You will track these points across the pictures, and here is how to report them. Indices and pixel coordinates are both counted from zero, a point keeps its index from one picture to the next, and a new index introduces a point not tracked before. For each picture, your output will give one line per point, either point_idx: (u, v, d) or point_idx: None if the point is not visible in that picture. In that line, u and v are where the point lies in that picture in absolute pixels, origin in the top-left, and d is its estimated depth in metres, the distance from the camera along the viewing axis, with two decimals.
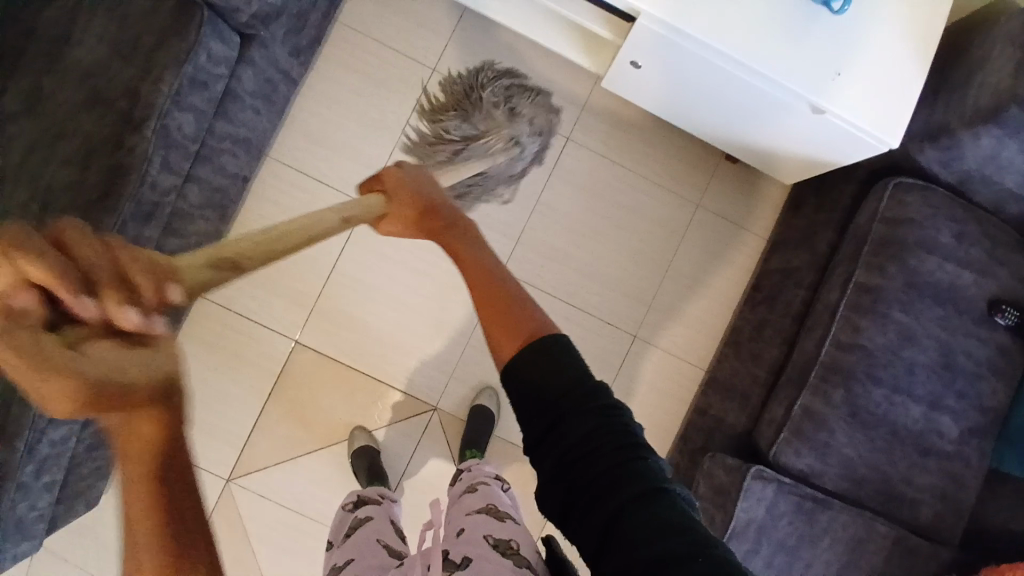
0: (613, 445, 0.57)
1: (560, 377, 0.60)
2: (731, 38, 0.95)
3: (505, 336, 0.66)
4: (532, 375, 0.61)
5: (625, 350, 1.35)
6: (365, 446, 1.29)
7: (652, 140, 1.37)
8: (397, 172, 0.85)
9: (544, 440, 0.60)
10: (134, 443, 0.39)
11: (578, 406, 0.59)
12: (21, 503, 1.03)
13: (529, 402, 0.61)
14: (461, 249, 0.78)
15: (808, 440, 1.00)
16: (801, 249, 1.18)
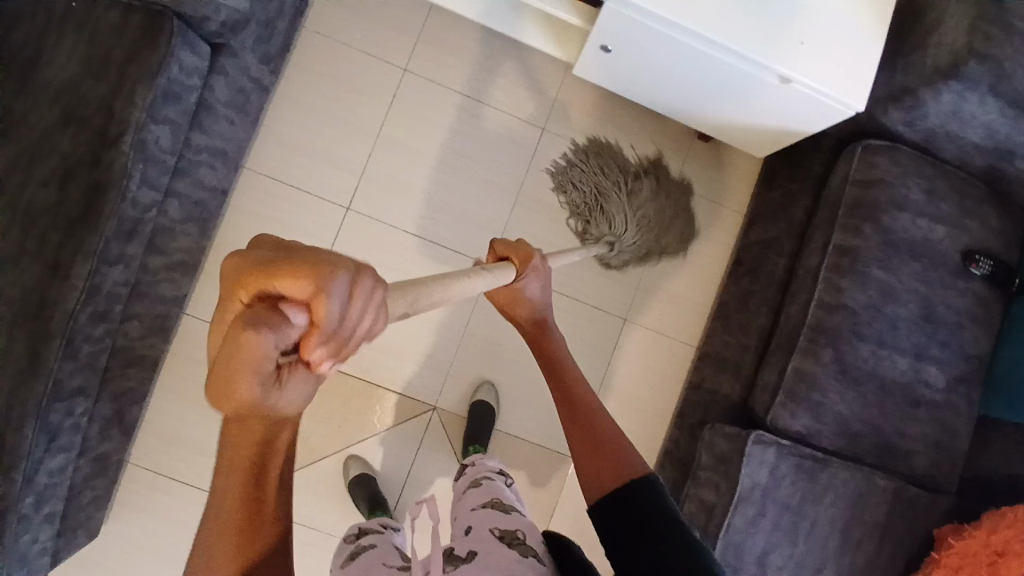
0: (693, 558, 0.67)
1: (658, 512, 0.71)
2: (696, 15, 0.97)
3: (609, 472, 0.77)
4: (635, 507, 0.72)
5: (616, 333, 1.37)
6: (363, 475, 1.28)
7: (624, 126, 1.41)
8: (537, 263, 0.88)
9: (640, 565, 0.68)
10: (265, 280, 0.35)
11: (666, 526, 0.70)
12: (23, 536, 1.01)
13: (625, 526, 0.71)
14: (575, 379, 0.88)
15: (802, 401, 1.02)
16: (778, 219, 1.21)
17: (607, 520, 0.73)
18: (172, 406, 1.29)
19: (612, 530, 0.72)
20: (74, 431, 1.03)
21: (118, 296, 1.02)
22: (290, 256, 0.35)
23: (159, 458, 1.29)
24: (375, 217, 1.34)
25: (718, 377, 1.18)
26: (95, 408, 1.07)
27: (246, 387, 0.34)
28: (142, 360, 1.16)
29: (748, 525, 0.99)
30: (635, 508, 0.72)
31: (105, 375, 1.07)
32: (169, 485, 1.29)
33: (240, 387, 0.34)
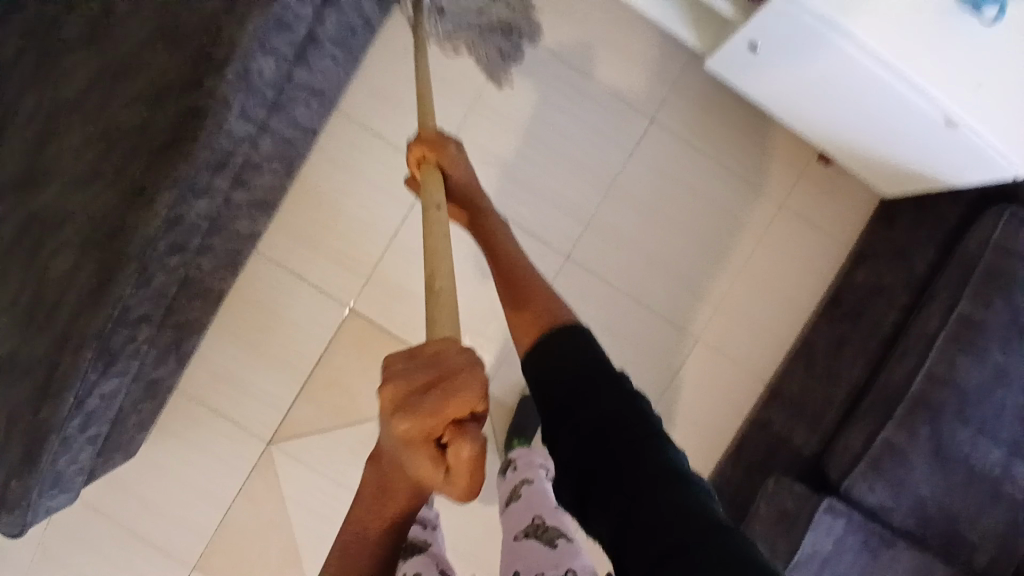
0: (634, 426, 0.60)
1: (590, 368, 0.64)
2: (879, 31, 0.88)
3: (533, 324, 0.71)
4: (565, 369, 0.64)
5: (683, 351, 1.28)
6: None
7: (744, 132, 1.28)
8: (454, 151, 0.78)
9: (567, 420, 0.63)
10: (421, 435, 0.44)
11: (604, 388, 0.62)
12: (62, 458, 0.98)
13: (560, 391, 0.64)
14: (501, 248, 0.80)
15: (885, 475, 0.97)
16: (894, 267, 1.12)
17: (537, 371, 0.67)
18: (221, 341, 1.26)
19: (542, 385, 0.66)
20: (132, 357, 0.99)
21: (197, 229, 0.96)
22: (429, 412, 0.43)
23: (204, 390, 1.27)
24: None
25: (791, 425, 1.13)
26: (155, 337, 1.03)
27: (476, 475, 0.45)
28: (206, 294, 1.13)
29: None
30: (558, 358, 0.65)
31: (172, 305, 1.03)
32: (209, 419, 1.27)
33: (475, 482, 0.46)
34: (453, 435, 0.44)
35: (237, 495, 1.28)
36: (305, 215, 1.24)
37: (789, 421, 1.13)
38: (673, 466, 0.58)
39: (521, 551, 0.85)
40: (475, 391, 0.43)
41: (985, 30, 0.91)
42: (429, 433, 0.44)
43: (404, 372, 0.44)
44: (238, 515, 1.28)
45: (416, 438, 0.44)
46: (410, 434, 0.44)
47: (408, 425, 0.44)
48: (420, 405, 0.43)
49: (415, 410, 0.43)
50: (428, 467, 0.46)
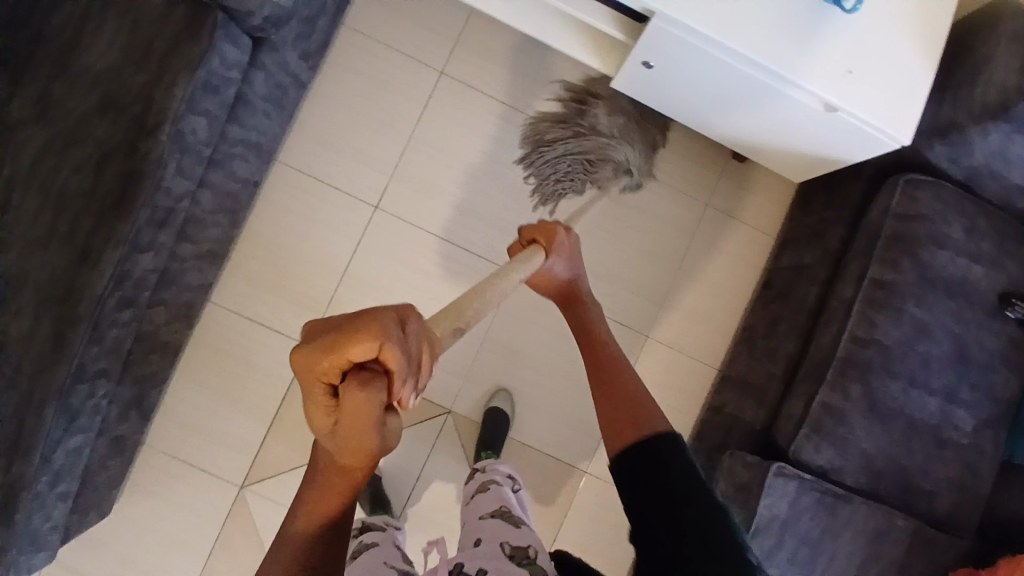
0: (713, 524, 0.65)
1: (681, 474, 0.69)
2: (751, 42, 0.95)
3: (631, 419, 0.74)
4: (658, 461, 0.70)
5: (636, 349, 1.34)
6: (369, 472, 1.28)
7: (664, 135, 1.35)
8: (563, 243, 0.86)
9: (651, 516, 0.67)
10: (310, 369, 0.42)
11: (687, 490, 0.68)
12: (38, 514, 1.01)
13: (648, 483, 0.69)
14: (599, 332, 0.85)
15: (829, 436, 1.01)
16: (812, 246, 1.18)
17: (627, 462, 0.71)
18: (185, 393, 1.29)
19: (632, 476, 0.71)
20: (92, 414, 1.03)
21: (146, 282, 1.02)
22: (330, 343, 0.42)
23: (174, 442, 1.29)
24: (404, 217, 1.34)
25: (740, 403, 1.17)
26: (115, 392, 1.07)
27: (363, 427, 0.43)
28: (165, 348, 1.17)
29: (765, 556, 0.99)
30: (656, 464, 0.70)
31: (129, 360, 1.08)
32: (181, 471, 1.29)
33: (355, 429, 0.43)
34: (337, 370, 0.42)
35: (216, 545, 1.29)
36: (257, 263, 1.30)
37: (739, 400, 1.18)
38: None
39: (488, 528, 0.96)
40: (379, 334, 0.41)
41: (847, 21, 0.98)
42: (325, 376, 0.42)
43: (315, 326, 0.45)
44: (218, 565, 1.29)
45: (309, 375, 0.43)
46: (306, 376, 0.43)
47: (303, 359, 0.42)
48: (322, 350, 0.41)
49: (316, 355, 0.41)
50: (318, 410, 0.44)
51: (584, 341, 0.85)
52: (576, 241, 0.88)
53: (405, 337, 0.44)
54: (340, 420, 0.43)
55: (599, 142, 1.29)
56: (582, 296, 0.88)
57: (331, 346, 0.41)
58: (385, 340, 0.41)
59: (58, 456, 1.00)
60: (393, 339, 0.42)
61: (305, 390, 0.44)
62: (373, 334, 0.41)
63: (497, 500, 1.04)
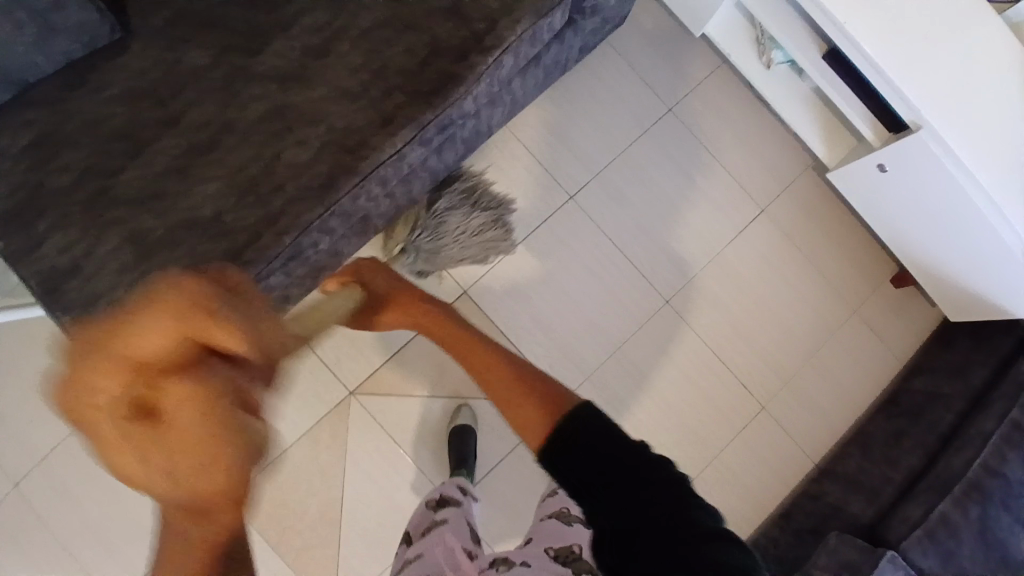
0: (669, 496, 0.61)
1: (613, 447, 0.65)
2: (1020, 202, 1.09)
3: (531, 413, 0.75)
4: (582, 444, 0.66)
5: (750, 415, 1.41)
6: (465, 428, 1.36)
7: (835, 240, 1.49)
8: (375, 274, 1.11)
9: (589, 489, 0.64)
10: (93, 372, 0.50)
11: (632, 463, 0.63)
12: None
13: (587, 472, 0.64)
14: (453, 326, 1.01)
15: (938, 542, 1.08)
16: (952, 380, 1.30)
17: (554, 454, 0.67)
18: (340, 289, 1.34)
19: (567, 472, 0.66)
20: (299, 263, 1.08)
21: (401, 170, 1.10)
22: (119, 339, 0.51)
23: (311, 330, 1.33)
24: (593, 217, 1.43)
25: (847, 497, 1.25)
26: (318, 256, 1.12)
27: (190, 420, 0.51)
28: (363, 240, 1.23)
29: None
30: (563, 426, 0.68)
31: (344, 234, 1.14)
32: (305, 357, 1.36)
33: (194, 419, 0.51)
34: (143, 355, 0.51)
35: (303, 437, 1.36)
36: None
37: (846, 494, 1.25)
38: (711, 529, 0.60)
39: (544, 527, 0.91)
40: (174, 310, 0.53)
41: None
42: (126, 390, 0.51)
43: (145, 327, 0.52)
44: (299, 455, 1.35)
45: (115, 395, 0.50)
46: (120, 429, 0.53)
47: (107, 373, 0.50)
48: (144, 347, 0.51)
49: (94, 378, 0.50)
50: (120, 421, 0.51)
51: (450, 338, 0.99)
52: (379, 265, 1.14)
53: (221, 320, 0.54)
54: (160, 429, 0.51)
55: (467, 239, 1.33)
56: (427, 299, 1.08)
57: (139, 340, 0.51)
58: (227, 333, 0.54)
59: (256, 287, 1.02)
60: (190, 314, 0.53)
61: (97, 420, 0.51)
62: (215, 326, 0.53)
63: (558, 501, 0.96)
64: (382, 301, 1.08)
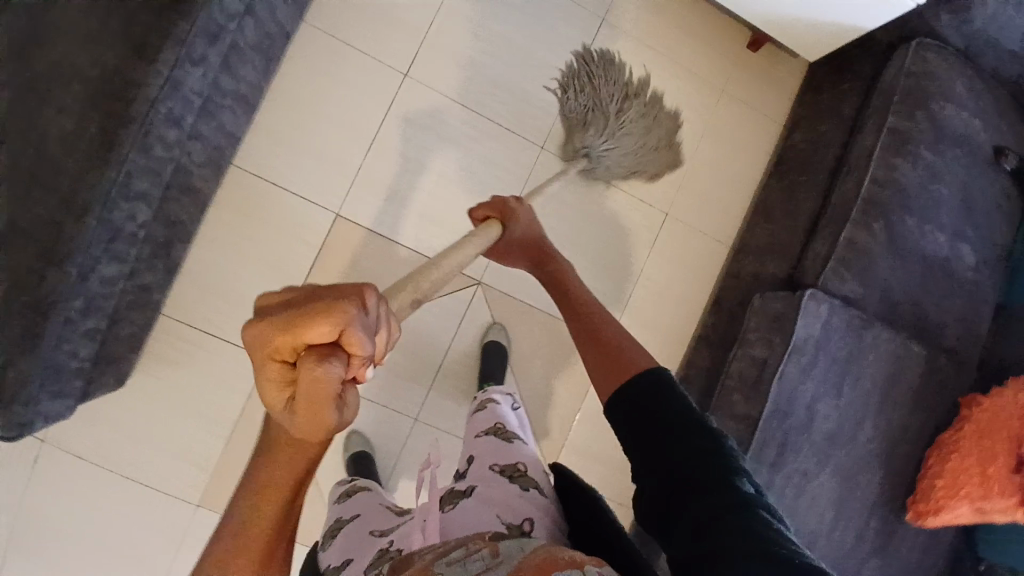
0: (711, 457, 0.63)
1: (672, 415, 0.67)
2: None
3: (620, 371, 0.75)
4: (647, 398, 0.69)
5: (658, 226, 1.41)
6: (360, 453, 1.26)
7: (681, 21, 1.41)
8: (517, 211, 1.00)
9: (653, 447, 0.66)
10: (272, 343, 0.42)
11: (684, 426, 0.66)
12: (64, 342, 0.95)
13: (640, 421, 0.69)
14: (573, 287, 0.95)
15: (853, 267, 1.11)
16: (829, 117, 1.28)
17: (622, 412, 0.71)
18: (208, 259, 1.25)
19: (626, 415, 0.71)
20: (129, 241, 0.98)
21: (192, 102, 0.99)
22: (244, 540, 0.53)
23: (195, 312, 1.25)
24: (434, 88, 1.34)
25: (761, 262, 1.27)
26: (150, 228, 1.03)
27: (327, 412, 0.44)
28: (196, 195, 1.13)
29: (802, 371, 1.09)
30: (644, 391, 0.70)
31: (165, 195, 1.04)
32: (205, 342, 1.26)
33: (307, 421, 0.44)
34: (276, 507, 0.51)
35: (241, 418, 1.28)
36: (289, 125, 1.28)
37: (760, 260, 1.27)
38: (742, 496, 0.60)
39: (480, 446, 0.88)
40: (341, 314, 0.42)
41: None
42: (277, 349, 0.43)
43: (323, 329, 0.41)
44: (241, 436, 1.28)
45: (283, 351, 0.43)
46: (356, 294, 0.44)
47: (272, 332, 0.42)
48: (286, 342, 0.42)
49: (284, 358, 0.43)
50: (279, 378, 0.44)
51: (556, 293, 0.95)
52: (528, 209, 1.02)
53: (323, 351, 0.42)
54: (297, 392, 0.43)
55: (629, 138, 1.26)
56: (547, 256, 1.01)
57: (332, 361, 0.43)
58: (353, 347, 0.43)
59: (86, 283, 0.93)
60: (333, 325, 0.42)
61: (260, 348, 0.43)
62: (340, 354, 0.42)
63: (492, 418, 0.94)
64: (510, 245, 1.01)
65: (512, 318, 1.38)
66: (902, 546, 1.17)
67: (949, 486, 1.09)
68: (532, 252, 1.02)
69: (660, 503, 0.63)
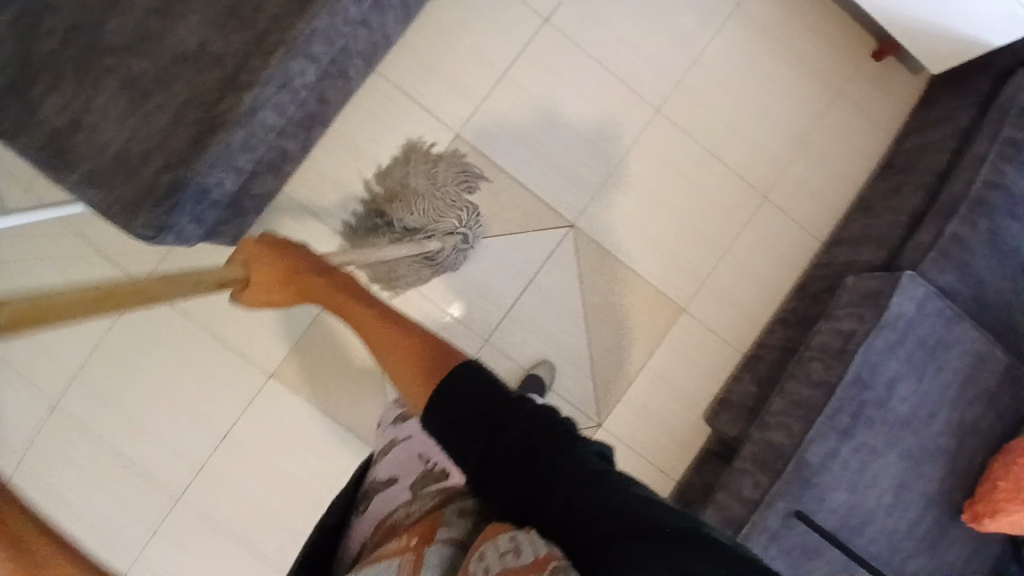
0: (544, 441, 0.62)
1: (490, 408, 0.65)
2: None
3: (420, 381, 0.72)
4: (449, 402, 0.67)
5: (753, 208, 1.47)
6: None
7: (807, 23, 1.49)
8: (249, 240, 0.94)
9: (485, 463, 0.63)
10: None
11: (506, 417, 0.64)
12: (217, 170, 1.02)
13: (456, 430, 0.66)
14: (342, 285, 0.91)
15: (953, 259, 1.15)
16: (942, 128, 1.32)
17: (434, 422, 0.68)
18: (338, 151, 1.35)
19: (438, 425, 0.67)
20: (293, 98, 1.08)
21: None
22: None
23: (314, 197, 1.35)
24: (569, 40, 1.43)
25: (854, 251, 1.32)
26: (310, 95, 1.13)
27: None
28: (345, 83, 1.23)
29: (887, 347, 1.11)
30: (458, 392, 0.67)
31: (328, 69, 1.14)
32: (315, 224, 1.35)
33: None
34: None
35: None
36: (433, 47, 1.38)
37: (852, 249, 1.33)
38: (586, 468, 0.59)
39: None
40: None
41: None
42: None
43: None
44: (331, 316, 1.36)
45: None
46: None
47: None
48: None
49: None
50: None
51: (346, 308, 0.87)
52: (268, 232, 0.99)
53: None
54: None
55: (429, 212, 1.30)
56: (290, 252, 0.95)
57: None
58: None
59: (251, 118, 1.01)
60: None
61: None
62: None
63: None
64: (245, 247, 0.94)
65: (598, 266, 1.44)
66: (949, 544, 1.17)
67: (1014, 489, 1.10)
68: (279, 249, 0.94)
69: (516, 509, 0.61)
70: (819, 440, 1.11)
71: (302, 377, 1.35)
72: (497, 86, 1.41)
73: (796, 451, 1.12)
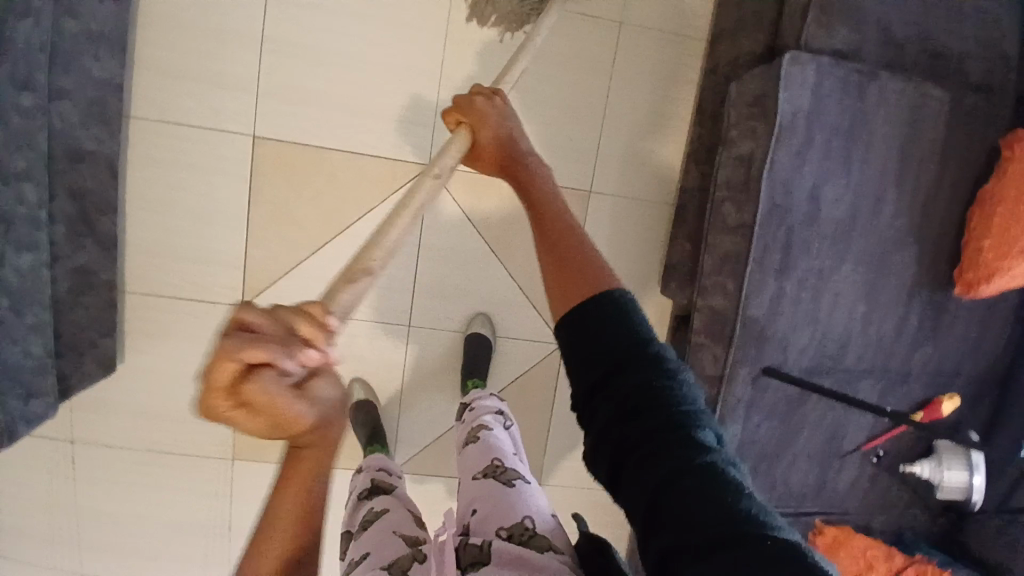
0: (660, 403, 0.49)
1: (623, 348, 0.52)
2: None
3: (576, 296, 0.57)
4: (591, 320, 0.54)
5: (614, 41, 1.20)
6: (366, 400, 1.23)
7: None
8: (484, 109, 0.69)
9: (595, 398, 0.52)
10: None
11: (633, 359, 0.51)
12: (10, 344, 0.90)
13: (585, 354, 0.53)
14: (540, 186, 0.67)
15: (837, 13, 0.92)
16: None
17: (568, 337, 0.55)
18: (148, 224, 1.17)
19: (570, 337, 0.55)
20: (34, 221, 0.92)
21: (42, 55, 0.87)
22: None
23: (152, 283, 1.19)
24: None
25: (737, 43, 1.09)
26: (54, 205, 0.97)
27: None
28: (97, 162, 1.04)
29: (795, 156, 0.92)
30: (594, 316, 0.54)
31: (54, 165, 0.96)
32: (171, 308, 1.20)
33: None
34: None
35: None
36: (177, 53, 1.12)
37: (735, 42, 1.09)
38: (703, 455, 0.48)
39: (481, 493, 0.73)
40: None
41: None
42: None
43: None
44: None
45: None
46: None
47: None
48: None
49: None
50: None
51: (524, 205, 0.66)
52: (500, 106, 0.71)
53: None
54: None
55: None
56: (515, 152, 0.69)
57: None
58: None
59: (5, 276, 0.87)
60: None
61: None
62: None
63: (486, 454, 0.79)
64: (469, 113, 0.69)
65: (475, 196, 1.25)
66: (954, 323, 1.03)
67: (1000, 241, 0.94)
68: (496, 155, 0.69)
69: (614, 458, 0.51)
70: (757, 290, 0.94)
71: (260, 448, 1.29)
72: (264, 59, 1.15)
73: (737, 312, 0.95)
